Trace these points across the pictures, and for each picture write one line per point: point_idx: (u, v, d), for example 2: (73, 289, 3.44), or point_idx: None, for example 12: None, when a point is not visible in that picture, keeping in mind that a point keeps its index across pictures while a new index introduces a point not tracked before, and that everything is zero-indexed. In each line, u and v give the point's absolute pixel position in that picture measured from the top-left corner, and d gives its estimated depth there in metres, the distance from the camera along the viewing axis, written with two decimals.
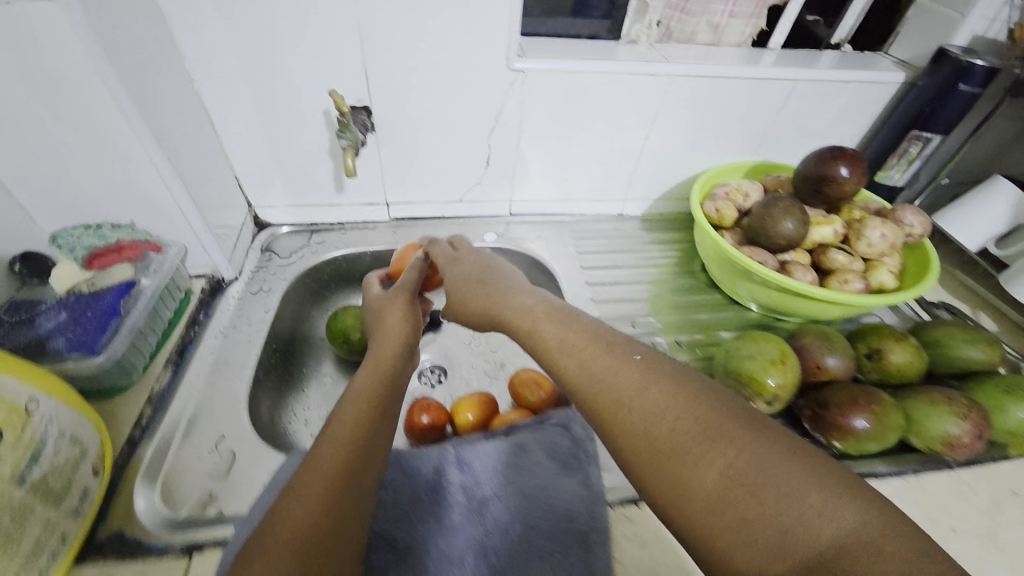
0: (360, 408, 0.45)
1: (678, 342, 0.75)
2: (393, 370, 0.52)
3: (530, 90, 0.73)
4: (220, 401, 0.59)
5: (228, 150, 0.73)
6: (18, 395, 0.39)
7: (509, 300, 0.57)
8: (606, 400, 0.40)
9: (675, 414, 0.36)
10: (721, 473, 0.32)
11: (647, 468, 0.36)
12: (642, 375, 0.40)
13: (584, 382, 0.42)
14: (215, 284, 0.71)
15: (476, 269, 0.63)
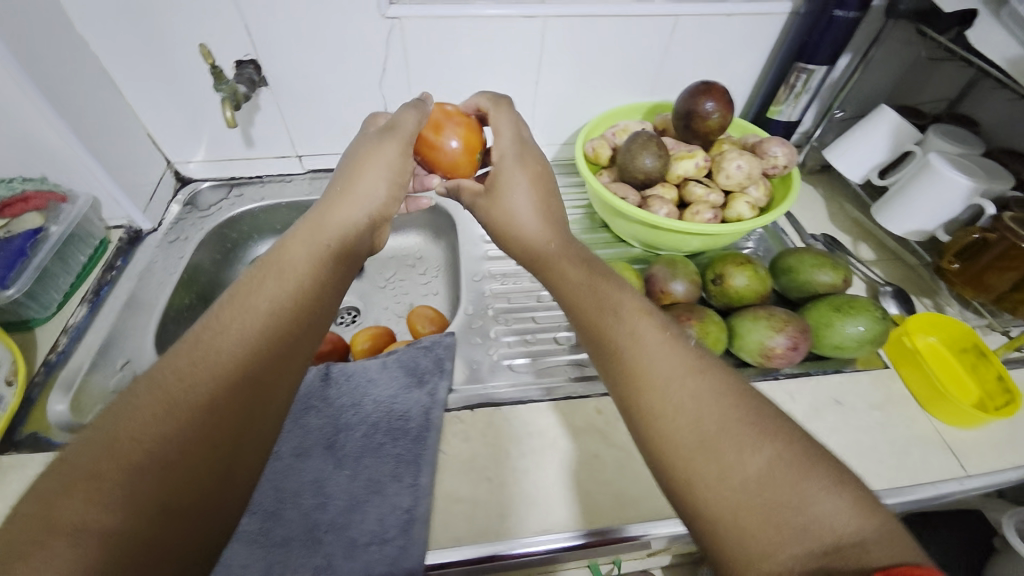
0: (288, 312, 0.44)
1: None
2: (334, 262, 0.50)
3: (408, 37, 0.76)
4: (131, 330, 0.69)
5: (136, 110, 0.79)
6: None
7: (557, 245, 0.55)
8: (653, 372, 0.41)
9: (720, 404, 0.38)
10: (769, 463, 0.34)
11: (685, 446, 0.37)
12: (692, 358, 0.42)
13: (633, 354, 0.43)
14: (133, 234, 0.79)
15: (529, 191, 0.58)
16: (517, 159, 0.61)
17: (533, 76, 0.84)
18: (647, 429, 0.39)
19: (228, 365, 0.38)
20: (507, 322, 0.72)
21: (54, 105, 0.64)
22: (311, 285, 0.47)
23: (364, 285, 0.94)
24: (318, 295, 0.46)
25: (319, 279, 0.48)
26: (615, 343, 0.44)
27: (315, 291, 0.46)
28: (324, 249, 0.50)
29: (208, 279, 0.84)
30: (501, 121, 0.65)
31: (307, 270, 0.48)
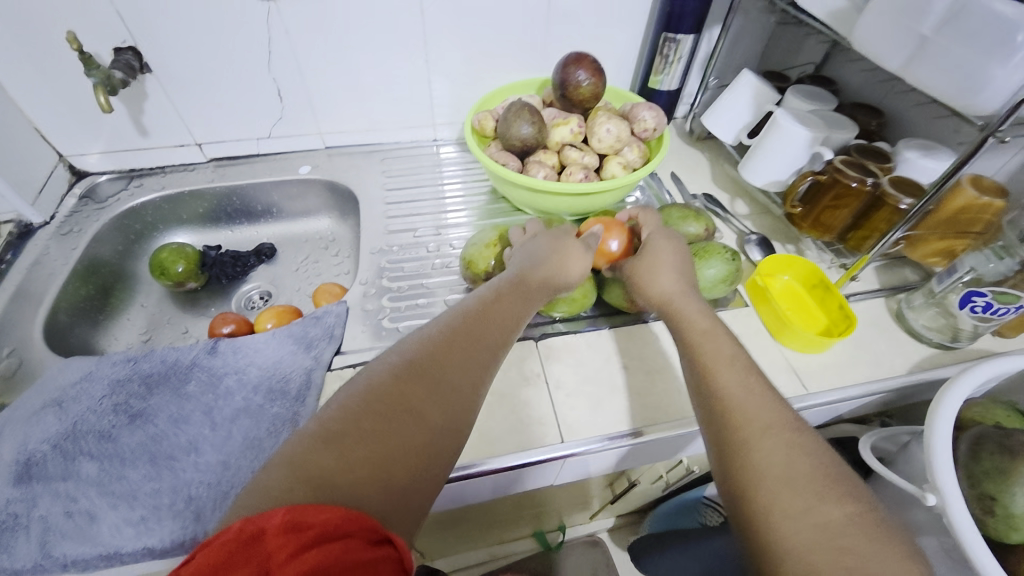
0: (448, 367, 0.45)
1: (455, 245, 0.84)
2: (492, 317, 0.51)
3: (288, 18, 0.77)
4: (20, 321, 0.69)
5: (17, 103, 0.78)
6: None
7: (682, 296, 0.58)
8: (739, 412, 0.44)
9: (805, 453, 0.40)
10: (846, 516, 0.36)
11: (769, 474, 0.39)
12: (787, 414, 0.44)
13: (729, 390, 0.46)
14: (23, 228, 0.79)
15: (660, 251, 0.63)
16: (666, 236, 0.66)
17: (423, 54, 0.87)
18: (734, 453, 0.42)
19: (394, 411, 0.40)
20: (401, 289, 0.76)
21: None
22: (471, 337, 0.48)
23: (277, 269, 0.96)
24: (473, 351, 0.47)
25: (480, 330, 0.49)
26: (712, 376, 0.48)
27: (475, 347, 0.47)
28: (488, 300, 0.52)
29: (109, 271, 0.84)
30: (649, 222, 0.69)
31: (473, 322, 0.49)
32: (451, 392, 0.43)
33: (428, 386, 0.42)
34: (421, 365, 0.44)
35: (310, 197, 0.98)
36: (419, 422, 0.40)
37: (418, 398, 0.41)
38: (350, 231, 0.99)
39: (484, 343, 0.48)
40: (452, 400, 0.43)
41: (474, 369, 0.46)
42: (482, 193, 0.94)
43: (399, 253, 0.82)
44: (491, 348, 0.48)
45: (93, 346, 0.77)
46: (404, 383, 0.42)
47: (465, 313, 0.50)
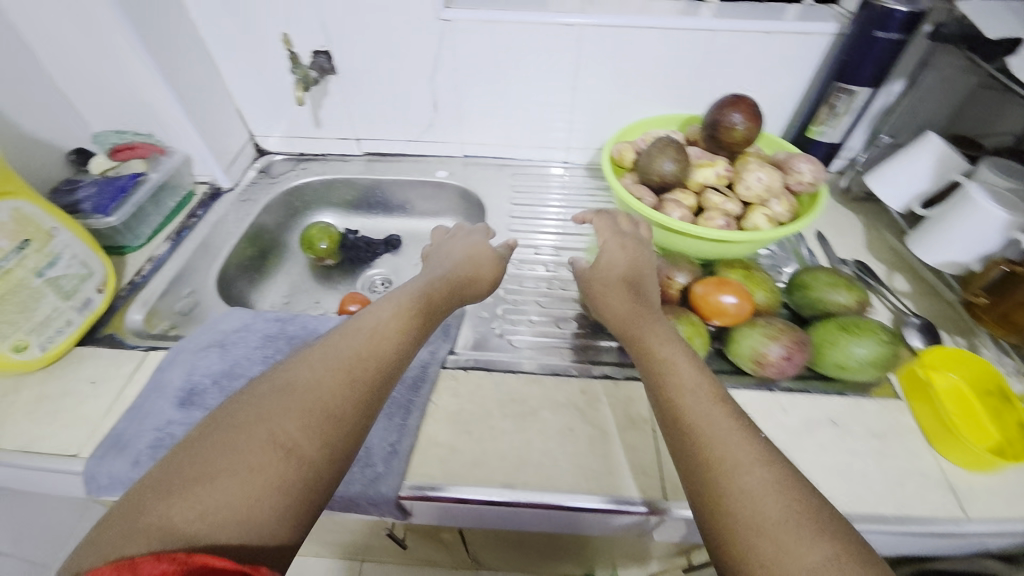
0: (349, 385, 0.46)
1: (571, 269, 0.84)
2: (397, 335, 0.52)
3: (459, 37, 0.84)
4: (200, 268, 0.82)
5: (231, 87, 0.93)
6: (46, 221, 0.61)
7: (659, 331, 0.56)
8: (711, 451, 0.43)
9: (774, 492, 0.39)
10: (814, 561, 0.36)
11: (739, 521, 0.39)
12: (762, 448, 0.43)
13: (697, 425, 0.45)
14: (214, 190, 0.93)
15: (630, 275, 0.64)
16: (622, 244, 0.68)
17: (573, 81, 0.89)
18: (704, 501, 0.42)
19: (269, 441, 0.41)
20: (516, 303, 0.78)
21: (165, 73, 0.76)
22: (373, 345, 0.50)
23: (400, 261, 1.03)
24: (381, 360, 0.49)
25: (385, 349, 0.50)
26: (681, 429, 0.46)
27: (385, 363, 0.50)
28: (399, 321, 0.54)
29: (270, 237, 0.96)
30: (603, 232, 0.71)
31: (379, 339, 0.51)
32: (346, 401, 0.45)
33: (329, 398, 0.45)
34: (317, 381, 0.46)
35: (440, 199, 1.05)
36: (317, 436, 0.42)
37: (293, 425, 0.42)
38: None
39: (393, 355, 0.51)
40: (349, 408, 0.45)
41: (386, 370, 0.50)
42: (606, 221, 0.94)
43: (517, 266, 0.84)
44: (401, 359, 0.52)
45: (244, 300, 0.89)
46: (294, 403, 0.43)
47: (356, 340, 0.50)
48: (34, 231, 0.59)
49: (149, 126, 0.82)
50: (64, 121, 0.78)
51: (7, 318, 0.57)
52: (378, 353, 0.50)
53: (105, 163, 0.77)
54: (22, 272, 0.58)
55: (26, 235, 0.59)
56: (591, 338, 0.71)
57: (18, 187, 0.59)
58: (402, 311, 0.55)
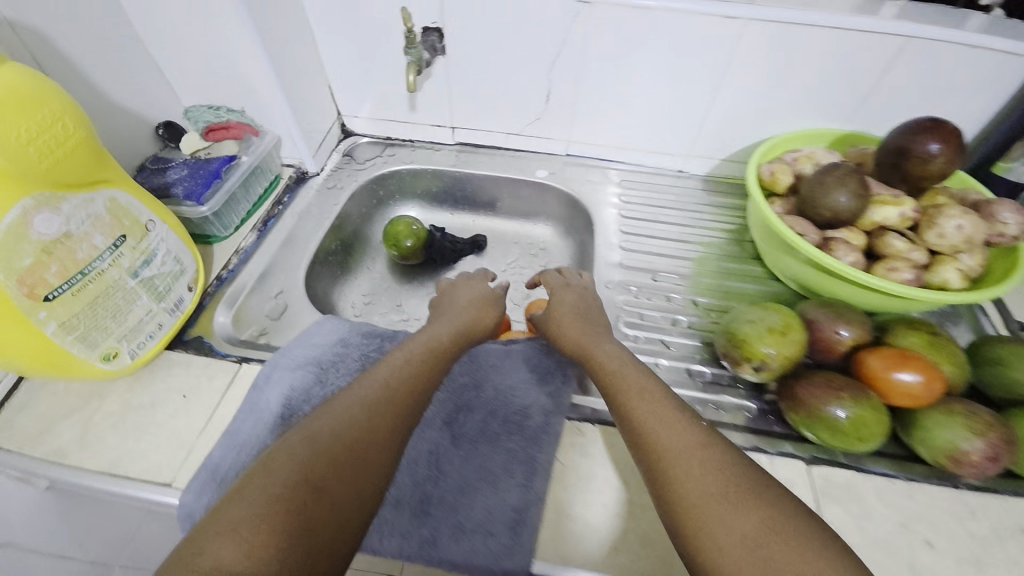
0: (367, 409, 0.46)
1: (695, 303, 0.73)
2: (414, 371, 0.52)
3: (595, 23, 0.72)
4: (286, 265, 0.74)
5: (324, 61, 0.83)
6: (143, 213, 0.54)
7: (600, 346, 0.57)
8: (661, 446, 0.44)
9: (722, 478, 0.40)
10: (751, 531, 0.37)
11: (686, 504, 0.40)
12: (698, 431, 0.44)
13: (644, 421, 0.46)
14: (300, 175, 0.85)
15: (576, 305, 0.65)
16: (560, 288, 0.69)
17: (714, 82, 0.77)
18: (664, 497, 0.41)
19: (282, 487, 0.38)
20: (636, 340, 0.69)
21: (265, 43, 0.67)
22: (398, 379, 0.50)
23: (485, 265, 0.95)
24: (404, 384, 0.50)
25: (408, 384, 0.50)
26: (632, 434, 0.47)
27: (404, 392, 0.49)
28: (414, 359, 0.54)
29: (353, 230, 0.89)
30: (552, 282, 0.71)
31: (397, 373, 0.51)
32: (370, 423, 0.45)
33: (347, 418, 0.44)
34: (341, 407, 0.46)
35: (535, 201, 0.95)
36: (343, 461, 0.41)
37: (313, 435, 0.42)
38: (564, 245, 0.94)
39: (416, 387, 0.50)
40: (374, 432, 0.44)
41: (390, 371, 0.51)
42: (731, 247, 0.82)
43: (635, 294, 0.74)
44: (426, 388, 0.51)
45: (327, 299, 0.82)
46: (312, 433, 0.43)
47: (387, 374, 0.50)
48: (131, 225, 0.52)
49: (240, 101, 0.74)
50: (153, 91, 0.71)
51: (100, 325, 0.50)
52: (413, 382, 0.51)
53: (197, 143, 0.69)
54: (117, 273, 0.51)
55: (123, 229, 0.51)
56: (729, 394, 0.62)
57: (116, 173, 0.51)
58: (411, 351, 0.55)
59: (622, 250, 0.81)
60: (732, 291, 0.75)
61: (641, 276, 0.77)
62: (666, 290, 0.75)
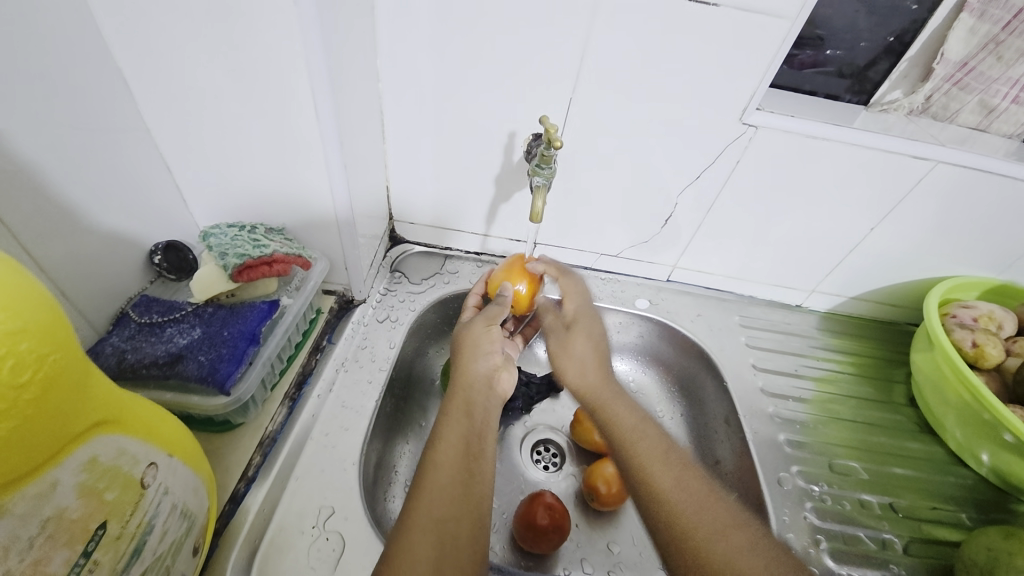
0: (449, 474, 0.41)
1: (892, 507, 0.59)
2: (468, 415, 0.46)
3: (753, 149, 0.59)
4: (330, 457, 0.49)
5: (389, 160, 0.63)
6: (138, 459, 0.30)
7: (591, 317, 0.60)
8: (669, 520, 0.41)
9: (723, 541, 0.39)
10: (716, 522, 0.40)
11: (698, 543, 0.39)
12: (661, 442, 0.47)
13: (656, 486, 0.43)
14: (344, 303, 0.62)
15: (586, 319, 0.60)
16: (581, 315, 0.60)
17: (872, 221, 0.65)
18: (654, 512, 0.42)
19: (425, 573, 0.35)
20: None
21: (343, 146, 0.47)
22: (465, 431, 0.44)
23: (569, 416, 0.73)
24: (472, 438, 0.44)
25: (475, 427, 0.46)
26: (621, 434, 0.48)
27: (477, 439, 0.45)
28: (461, 399, 0.48)
29: (405, 375, 0.64)
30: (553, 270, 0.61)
31: (461, 423, 0.45)
32: (464, 490, 0.40)
33: (439, 502, 0.39)
34: (417, 497, 0.39)
35: (630, 334, 0.76)
36: (464, 519, 0.39)
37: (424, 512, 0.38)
38: (667, 390, 0.75)
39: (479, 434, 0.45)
40: (467, 506, 0.40)
41: (464, 405, 0.47)
42: (887, 414, 0.68)
43: (825, 502, 0.58)
44: (490, 431, 0.46)
45: (378, 489, 0.56)
46: (408, 540, 0.37)
47: (461, 420, 0.45)
48: (114, 497, 0.28)
49: (284, 215, 0.52)
50: (156, 202, 0.48)
51: None
52: (478, 426, 0.46)
53: (217, 282, 0.45)
54: None
55: (101, 513, 0.27)
56: None
57: (103, 403, 0.28)
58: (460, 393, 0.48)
59: (778, 422, 0.64)
60: (914, 485, 0.62)
61: (817, 469, 0.60)
62: (854, 490, 0.59)
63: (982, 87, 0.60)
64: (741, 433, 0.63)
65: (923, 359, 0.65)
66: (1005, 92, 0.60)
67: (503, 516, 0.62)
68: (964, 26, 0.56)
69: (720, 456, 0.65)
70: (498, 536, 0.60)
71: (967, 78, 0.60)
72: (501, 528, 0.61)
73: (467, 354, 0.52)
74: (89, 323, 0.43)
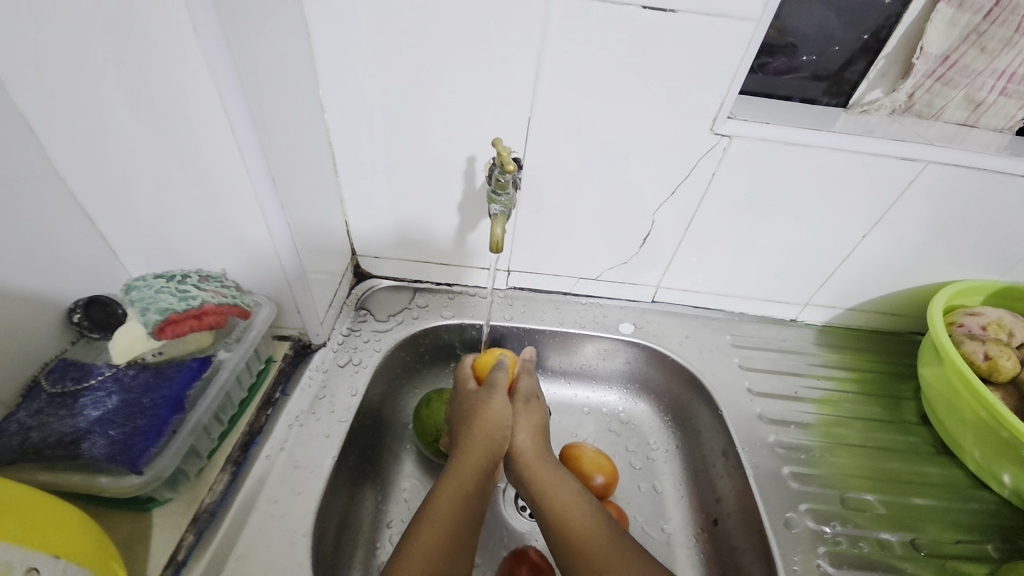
0: (437, 560, 0.41)
1: (912, 544, 0.53)
2: (465, 497, 0.45)
3: (728, 160, 0.55)
4: (278, 529, 0.43)
5: (344, 193, 0.59)
6: (10, 566, 0.26)
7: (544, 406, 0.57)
8: None
9: None
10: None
11: None
12: (595, 517, 0.47)
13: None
14: (300, 348, 0.57)
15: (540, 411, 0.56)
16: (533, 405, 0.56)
17: (863, 227, 0.61)
18: None
19: None
20: None
21: (277, 182, 0.43)
22: (458, 510, 0.44)
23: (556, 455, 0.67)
24: (465, 513, 0.45)
25: (469, 503, 0.45)
26: (568, 514, 0.47)
27: (466, 516, 0.45)
28: (467, 479, 0.47)
29: (373, 423, 0.59)
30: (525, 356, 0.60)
31: (456, 506, 0.45)
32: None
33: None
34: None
35: (617, 361, 0.71)
36: None
37: None
38: (659, 420, 0.69)
39: (471, 515, 0.45)
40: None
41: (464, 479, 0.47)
42: (898, 436, 0.63)
43: (840, 545, 0.52)
44: (480, 511, 0.46)
45: (341, 558, 0.50)
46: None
47: (454, 495, 0.45)
48: None
49: (222, 259, 0.48)
50: (79, 253, 0.44)
51: None
52: (471, 500, 0.46)
53: (141, 341, 0.41)
54: None
55: None
56: None
57: None
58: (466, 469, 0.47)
59: (781, 452, 0.59)
60: (934, 516, 0.56)
61: (827, 506, 0.55)
62: (870, 528, 0.54)
63: (968, 80, 0.56)
64: (741, 468, 0.57)
65: (932, 374, 0.60)
66: (992, 85, 0.56)
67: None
68: (943, 17, 0.53)
69: (720, 494, 0.59)
70: None
71: (949, 73, 0.56)
72: None
73: (481, 427, 0.51)
74: None
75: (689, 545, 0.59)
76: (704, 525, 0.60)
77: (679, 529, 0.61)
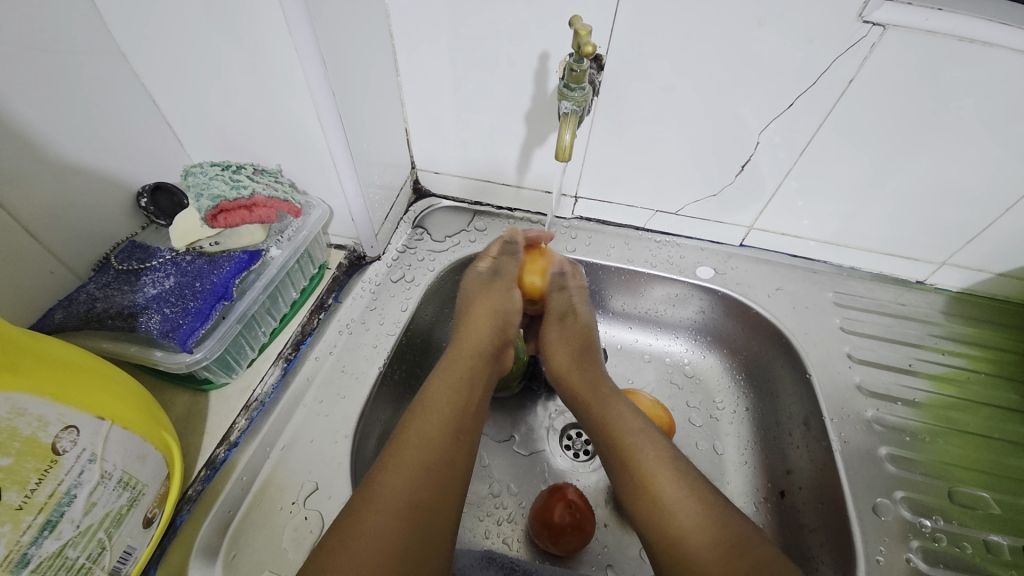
0: (436, 444, 0.39)
1: None
2: (461, 388, 0.44)
3: (872, 63, 0.43)
4: (321, 426, 0.44)
5: (405, 97, 0.55)
6: (46, 421, 0.28)
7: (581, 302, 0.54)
8: (645, 497, 0.40)
9: (689, 515, 0.38)
10: (703, 517, 0.37)
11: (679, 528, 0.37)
12: (631, 415, 0.44)
13: (631, 462, 0.41)
14: (355, 259, 0.56)
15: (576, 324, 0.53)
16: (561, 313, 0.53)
17: None
18: (637, 491, 0.40)
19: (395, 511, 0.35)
20: None
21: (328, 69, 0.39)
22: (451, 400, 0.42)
23: None
24: (464, 403, 0.43)
25: (468, 395, 0.44)
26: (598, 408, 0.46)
27: (465, 404, 0.43)
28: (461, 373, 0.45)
29: (423, 341, 0.57)
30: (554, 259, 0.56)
31: (451, 396, 0.43)
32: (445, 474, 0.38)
33: (416, 480, 0.37)
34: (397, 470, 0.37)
35: (689, 308, 0.63)
36: (444, 471, 0.38)
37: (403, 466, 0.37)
38: (729, 377, 0.62)
39: (474, 413, 0.43)
40: (451, 493, 0.38)
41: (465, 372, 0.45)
42: None
43: (938, 542, 0.44)
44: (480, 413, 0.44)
45: None
46: (377, 515, 0.34)
47: (449, 387, 0.43)
48: (11, 462, 0.26)
49: (278, 156, 0.46)
50: (141, 137, 0.44)
51: None
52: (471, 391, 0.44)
53: (196, 230, 0.41)
54: None
55: None
56: None
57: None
58: (475, 367, 0.46)
59: (879, 430, 0.50)
60: None
61: (928, 497, 0.46)
62: (978, 528, 0.45)
63: None
64: (824, 441, 0.50)
65: None
66: None
67: (521, 505, 0.54)
68: None
69: (793, 465, 0.53)
70: (516, 527, 0.53)
71: None
72: (518, 518, 0.53)
73: (474, 321, 0.50)
74: (65, 265, 0.41)
75: (747, 513, 0.54)
76: (768, 495, 0.54)
77: (738, 494, 0.55)
